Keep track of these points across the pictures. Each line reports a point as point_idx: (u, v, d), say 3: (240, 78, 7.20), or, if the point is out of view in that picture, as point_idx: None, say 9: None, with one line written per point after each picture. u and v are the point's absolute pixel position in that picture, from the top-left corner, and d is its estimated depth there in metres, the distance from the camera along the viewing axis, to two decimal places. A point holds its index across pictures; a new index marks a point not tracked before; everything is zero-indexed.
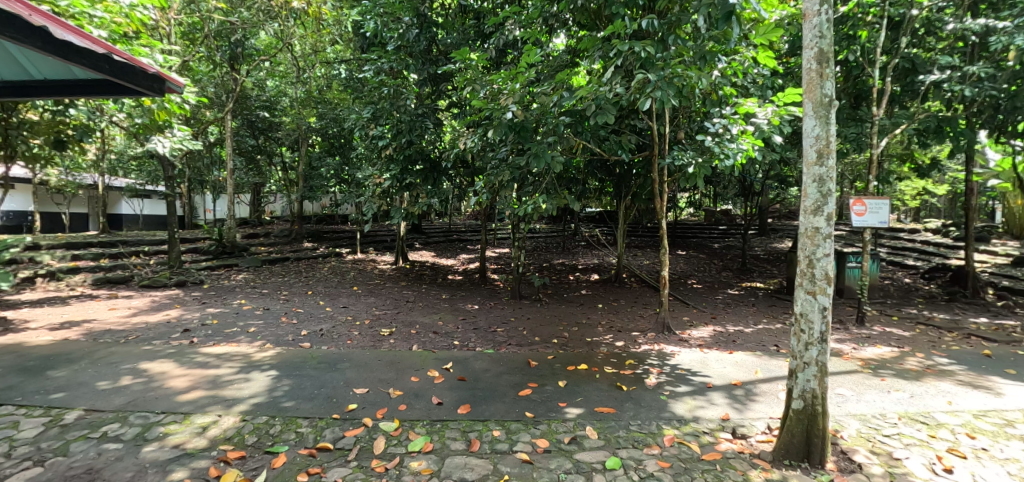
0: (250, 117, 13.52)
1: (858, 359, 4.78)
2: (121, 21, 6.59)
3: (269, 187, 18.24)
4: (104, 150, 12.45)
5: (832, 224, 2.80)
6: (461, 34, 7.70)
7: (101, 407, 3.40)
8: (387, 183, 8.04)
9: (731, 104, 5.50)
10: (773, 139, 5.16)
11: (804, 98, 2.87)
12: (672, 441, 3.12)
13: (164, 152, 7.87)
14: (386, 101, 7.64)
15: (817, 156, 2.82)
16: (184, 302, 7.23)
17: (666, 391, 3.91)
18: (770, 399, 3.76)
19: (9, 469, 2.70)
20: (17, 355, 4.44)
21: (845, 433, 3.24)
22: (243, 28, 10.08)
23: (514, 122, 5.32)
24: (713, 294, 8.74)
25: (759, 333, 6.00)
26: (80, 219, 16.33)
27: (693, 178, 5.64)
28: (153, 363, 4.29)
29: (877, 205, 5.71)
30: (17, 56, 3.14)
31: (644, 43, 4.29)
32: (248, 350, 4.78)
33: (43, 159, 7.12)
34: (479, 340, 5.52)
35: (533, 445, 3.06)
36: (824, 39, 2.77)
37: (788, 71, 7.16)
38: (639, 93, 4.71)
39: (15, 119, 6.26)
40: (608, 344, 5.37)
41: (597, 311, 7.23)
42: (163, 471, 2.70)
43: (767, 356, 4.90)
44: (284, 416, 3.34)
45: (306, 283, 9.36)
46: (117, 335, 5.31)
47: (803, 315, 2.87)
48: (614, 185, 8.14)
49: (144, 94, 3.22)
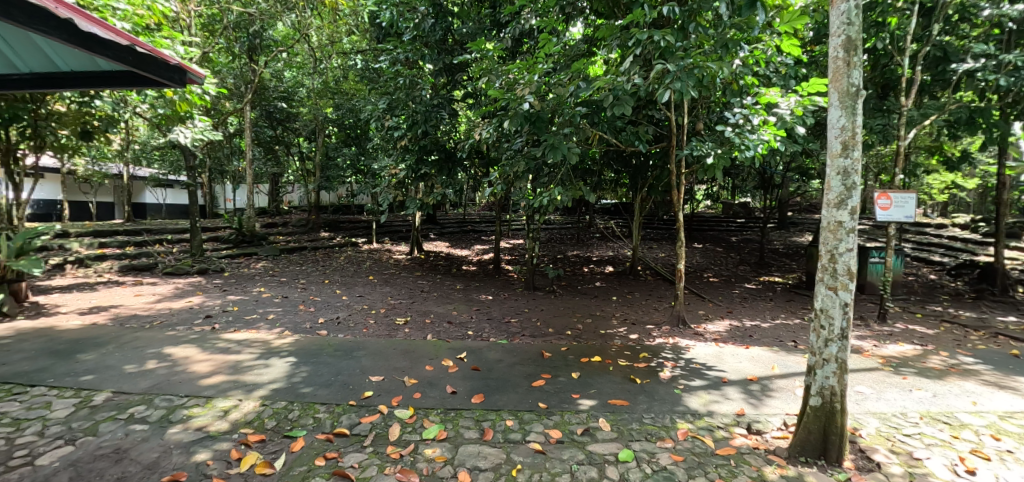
0: (269, 107, 13.65)
1: (879, 356, 4.69)
2: (143, 14, 6.75)
3: (287, 176, 18.60)
4: (128, 140, 12.79)
5: (856, 218, 2.72)
6: (477, 23, 7.68)
7: (128, 390, 3.51)
8: (403, 173, 8.19)
9: (753, 94, 5.36)
10: (797, 130, 5.07)
11: (829, 88, 2.80)
12: (686, 435, 3.11)
13: (184, 143, 7.94)
14: (402, 91, 7.82)
15: (841, 147, 2.75)
16: (206, 289, 7.42)
17: (681, 385, 3.89)
18: (786, 395, 3.72)
19: (42, 447, 2.81)
20: (47, 339, 4.60)
21: (864, 432, 3.19)
22: (261, 19, 10.25)
23: (529, 112, 5.37)
24: (730, 288, 8.64)
25: (776, 329, 5.93)
26: (107, 208, 16.94)
27: (712, 170, 5.55)
28: (176, 348, 4.41)
29: (903, 199, 5.52)
30: (46, 51, 3.22)
31: (664, 31, 4.23)
32: (267, 337, 4.88)
33: (70, 149, 7.44)
34: (492, 331, 5.55)
35: (545, 436, 3.07)
36: (852, 26, 2.70)
37: (811, 59, 6.99)
38: (657, 83, 4.65)
39: (44, 110, 6.55)
40: (622, 337, 5.37)
41: (612, 304, 7.22)
42: (187, 453, 2.79)
43: (784, 351, 4.86)
44: (302, 402, 3.40)
45: (323, 272, 9.50)
46: (143, 320, 5.48)
47: (824, 311, 2.82)
48: (631, 177, 8.11)
49: (163, 85, 3.28)
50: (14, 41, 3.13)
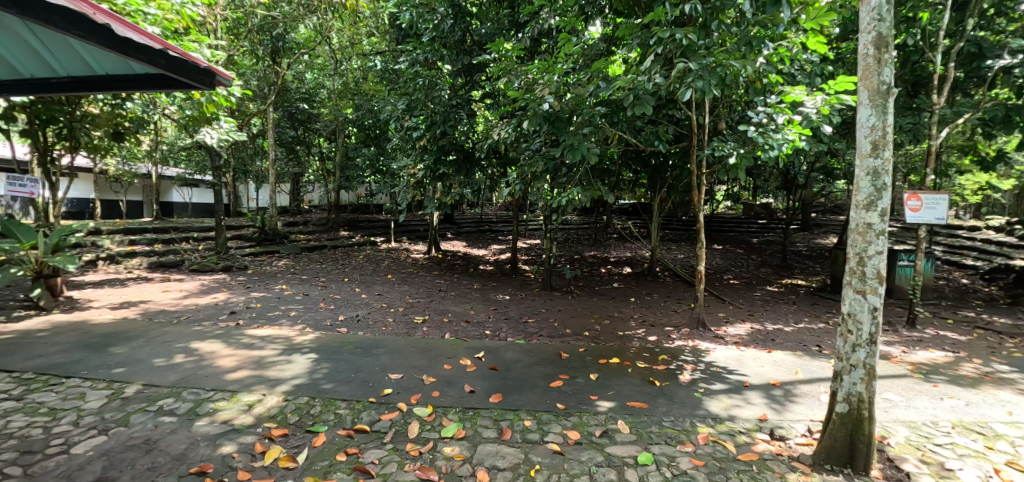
0: (291, 108, 13.90)
1: (908, 363, 4.55)
2: (172, 18, 6.96)
3: (308, 176, 18.93)
4: (157, 141, 13.17)
5: (887, 220, 2.65)
6: (495, 23, 7.69)
7: (157, 383, 3.61)
8: (421, 173, 8.26)
9: (777, 92, 5.24)
10: (823, 129, 4.95)
11: (859, 86, 2.73)
12: (706, 439, 3.07)
13: (211, 143, 8.14)
14: (421, 92, 7.89)
15: (871, 148, 2.68)
16: (231, 286, 7.61)
17: (701, 388, 3.84)
18: (810, 401, 3.63)
19: (77, 436, 2.91)
20: (81, 332, 4.77)
21: (893, 440, 3.10)
22: (284, 22, 10.45)
23: (549, 112, 5.38)
24: (751, 291, 8.49)
25: (799, 332, 5.81)
26: (136, 206, 17.48)
27: (735, 170, 5.46)
28: (203, 343, 4.53)
29: (934, 201, 5.34)
30: (83, 55, 3.33)
31: (686, 29, 4.17)
32: (289, 333, 4.97)
33: (102, 149, 7.71)
34: (510, 330, 5.56)
35: (563, 436, 3.07)
36: (883, 22, 2.63)
37: (838, 57, 6.81)
38: (679, 81, 4.60)
39: (79, 112, 6.78)
40: (640, 338, 5.32)
41: (630, 305, 7.16)
42: (213, 445, 2.86)
43: (808, 356, 4.75)
44: (323, 398, 3.46)
45: (343, 271, 9.64)
46: (171, 315, 5.65)
47: (852, 315, 2.75)
48: (649, 177, 8.04)
49: (192, 87, 3.36)
50: (52, 45, 3.25)
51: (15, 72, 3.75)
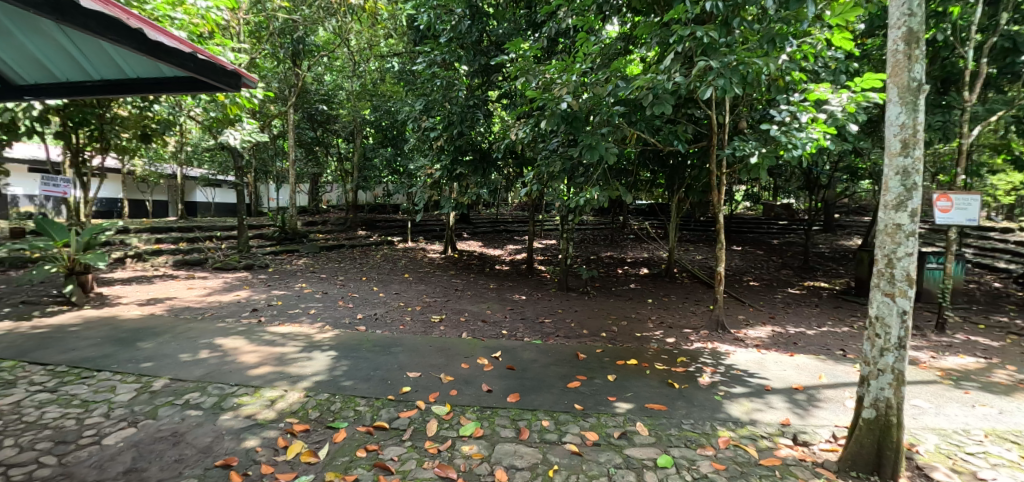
0: (311, 110, 14.11)
1: (937, 368, 4.42)
2: (198, 23, 7.13)
3: (327, 176, 19.20)
4: (182, 142, 13.51)
5: (917, 220, 2.58)
6: (513, 23, 7.70)
7: (183, 377, 3.71)
8: (438, 173, 8.32)
9: (801, 90, 5.13)
10: (848, 127, 4.83)
11: (888, 83, 2.66)
12: (727, 443, 3.02)
13: (234, 144, 8.31)
14: (438, 93, 7.94)
15: (902, 146, 2.61)
16: (253, 284, 7.76)
17: (721, 391, 3.78)
18: (834, 406, 3.55)
19: (109, 428, 3.00)
20: (111, 327, 4.92)
21: (922, 448, 3.01)
22: (305, 25, 10.62)
23: (566, 112, 5.37)
24: (771, 293, 8.34)
25: (822, 336, 5.68)
26: (162, 206, 17.96)
27: (756, 170, 5.36)
28: (227, 339, 4.63)
29: (965, 201, 5.17)
30: (115, 58, 3.43)
31: (707, 27, 4.11)
32: (310, 331, 5.05)
33: (130, 151, 7.93)
34: (526, 330, 5.55)
35: (581, 437, 3.05)
36: (915, 17, 2.56)
37: (863, 53, 6.64)
38: (699, 80, 4.54)
39: (109, 114, 6.99)
40: (658, 340, 5.27)
41: (647, 306, 7.09)
42: (237, 439, 2.92)
43: (832, 360, 4.64)
44: (343, 394, 3.50)
45: (361, 270, 9.75)
46: (196, 312, 5.79)
47: (880, 318, 2.68)
48: (667, 178, 7.96)
49: (220, 89, 3.43)
50: (86, 48, 3.34)
51: (50, 76, 3.86)
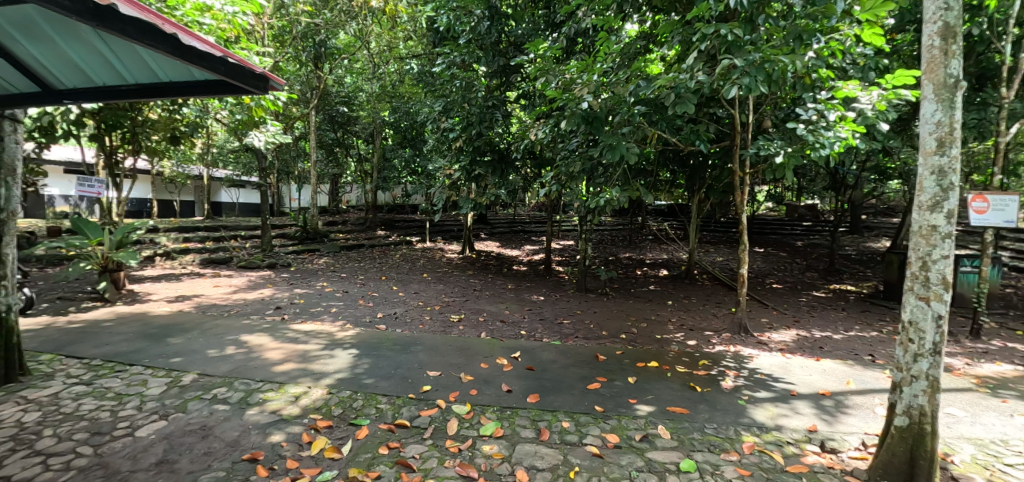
0: (332, 112, 14.33)
1: (973, 376, 4.26)
2: (224, 27, 7.31)
3: (347, 177, 19.47)
4: (208, 144, 13.86)
5: (953, 222, 2.49)
6: (532, 24, 7.69)
7: (211, 372, 3.80)
8: (457, 174, 8.36)
9: (828, 88, 4.99)
10: (879, 126, 4.68)
11: (923, 79, 2.58)
12: (752, 448, 2.96)
13: (258, 146, 8.48)
14: (458, 94, 7.98)
15: (937, 145, 2.52)
16: (276, 282, 7.92)
17: (745, 395, 3.71)
18: (864, 413, 3.45)
19: (141, 420, 3.09)
20: (142, 323, 5.07)
21: (957, 458, 2.90)
22: (327, 28, 10.80)
23: (587, 112, 5.34)
24: (796, 296, 8.15)
25: (849, 340, 5.53)
26: (189, 206, 18.46)
27: (781, 170, 5.24)
28: (252, 336, 4.73)
29: (1002, 202, 4.97)
30: (148, 61, 3.52)
31: (732, 25, 4.04)
32: (331, 329, 5.13)
33: (160, 152, 8.17)
34: (545, 331, 5.54)
35: (602, 439, 3.03)
36: (951, 11, 2.48)
37: (893, 50, 6.44)
38: (723, 79, 4.47)
39: (141, 117, 7.21)
40: (679, 343, 5.20)
41: (667, 308, 7.00)
42: (263, 433, 2.97)
43: (861, 365, 4.51)
44: (365, 392, 3.54)
45: (380, 269, 9.86)
46: (222, 309, 5.93)
47: (913, 323, 2.59)
48: (688, 178, 7.85)
49: (248, 92, 3.49)
50: (121, 52, 3.45)
51: (88, 80, 3.99)
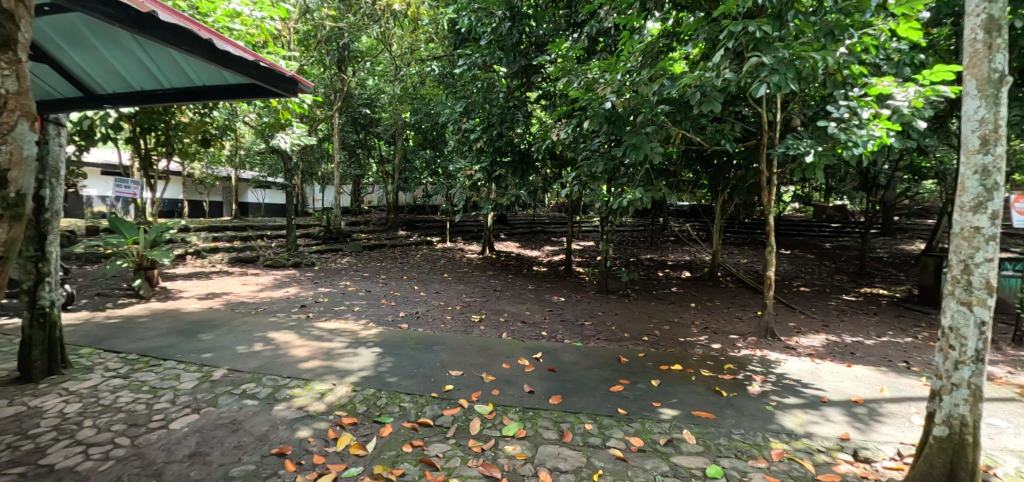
0: (354, 113, 14.58)
1: (1016, 385, 4.07)
2: (253, 32, 7.49)
3: (369, 178, 19.73)
4: (236, 146, 14.22)
5: (998, 223, 2.38)
6: (553, 24, 7.65)
7: (240, 368, 3.89)
8: (478, 175, 8.39)
9: (861, 85, 4.83)
10: (915, 124, 4.51)
11: (965, 75, 2.48)
12: (781, 456, 2.88)
13: (284, 147, 8.69)
14: (479, 94, 8.00)
15: (980, 143, 2.42)
16: (300, 281, 8.07)
17: (773, 401, 3.62)
18: (899, 422, 3.33)
19: (175, 413, 3.19)
20: (174, 319, 5.23)
21: (1000, 471, 2.77)
22: (351, 32, 10.98)
23: (610, 112, 5.28)
24: (825, 299, 7.91)
25: (882, 346, 5.34)
26: (217, 206, 18.98)
27: (812, 170, 5.09)
28: (279, 333, 4.83)
29: None
30: (183, 67, 3.64)
31: (760, 21, 3.94)
32: (355, 327, 5.20)
33: (191, 154, 8.42)
34: (566, 332, 5.51)
35: (626, 443, 2.99)
36: (996, 3, 2.37)
37: (930, 44, 6.20)
38: (751, 77, 4.37)
39: (174, 121, 7.43)
40: (703, 346, 5.11)
41: (690, 310, 6.89)
42: (291, 429, 3.03)
43: (895, 372, 4.36)
44: (388, 390, 3.58)
45: (402, 269, 9.95)
46: (249, 307, 6.08)
47: (954, 329, 2.49)
48: (712, 178, 7.71)
49: (277, 95, 3.58)
50: (158, 58, 3.57)
51: (127, 86, 4.14)
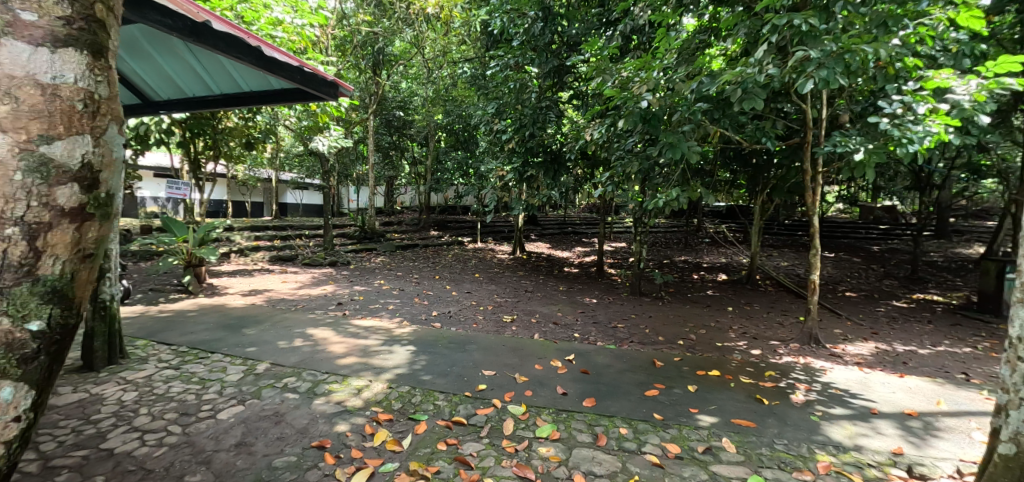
0: (388, 116, 15.04)
1: None
2: (294, 39, 7.74)
3: (402, 179, 20.10)
4: (277, 149, 14.75)
5: None
6: (586, 24, 7.57)
7: (281, 362, 4.03)
8: (509, 175, 8.41)
9: (916, 78, 4.58)
10: (977, 119, 4.24)
11: None
12: (828, 469, 2.75)
13: (323, 150, 9.06)
14: (512, 95, 8.02)
15: None
16: (337, 279, 8.29)
17: (818, 411, 3.47)
18: (957, 437, 3.13)
19: (222, 404, 3.32)
20: (220, 314, 5.46)
21: None
22: (386, 36, 11.22)
23: (645, 111, 5.18)
24: (872, 305, 7.54)
25: (937, 356, 5.04)
26: (259, 206, 19.74)
27: (860, 169, 4.86)
28: (317, 329, 4.97)
29: None
30: (233, 74, 3.83)
31: (806, 14, 3.78)
32: (389, 325, 5.30)
33: (235, 157, 8.79)
34: (599, 334, 5.44)
35: (662, 449, 2.92)
36: None
37: (992, 34, 5.80)
38: (796, 72, 4.20)
39: (220, 126, 7.74)
40: (742, 351, 4.95)
41: (727, 314, 6.69)
42: (330, 423, 3.11)
43: (952, 384, 4.11)
44: (423, 388, 3.63)
45: (434, 269, 10.09)
46: (289, 303, 6.28)
47: None
48: (750, 178, 7.47)
49: (318, 99, 3.71)
50: (209, 65, 3.74)
51: (180, 92, 4.38)
